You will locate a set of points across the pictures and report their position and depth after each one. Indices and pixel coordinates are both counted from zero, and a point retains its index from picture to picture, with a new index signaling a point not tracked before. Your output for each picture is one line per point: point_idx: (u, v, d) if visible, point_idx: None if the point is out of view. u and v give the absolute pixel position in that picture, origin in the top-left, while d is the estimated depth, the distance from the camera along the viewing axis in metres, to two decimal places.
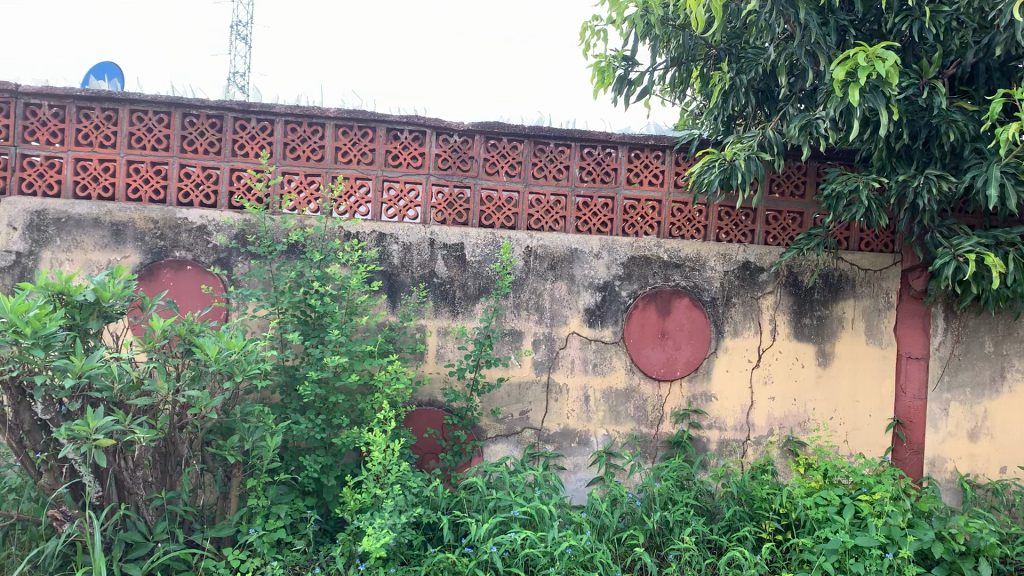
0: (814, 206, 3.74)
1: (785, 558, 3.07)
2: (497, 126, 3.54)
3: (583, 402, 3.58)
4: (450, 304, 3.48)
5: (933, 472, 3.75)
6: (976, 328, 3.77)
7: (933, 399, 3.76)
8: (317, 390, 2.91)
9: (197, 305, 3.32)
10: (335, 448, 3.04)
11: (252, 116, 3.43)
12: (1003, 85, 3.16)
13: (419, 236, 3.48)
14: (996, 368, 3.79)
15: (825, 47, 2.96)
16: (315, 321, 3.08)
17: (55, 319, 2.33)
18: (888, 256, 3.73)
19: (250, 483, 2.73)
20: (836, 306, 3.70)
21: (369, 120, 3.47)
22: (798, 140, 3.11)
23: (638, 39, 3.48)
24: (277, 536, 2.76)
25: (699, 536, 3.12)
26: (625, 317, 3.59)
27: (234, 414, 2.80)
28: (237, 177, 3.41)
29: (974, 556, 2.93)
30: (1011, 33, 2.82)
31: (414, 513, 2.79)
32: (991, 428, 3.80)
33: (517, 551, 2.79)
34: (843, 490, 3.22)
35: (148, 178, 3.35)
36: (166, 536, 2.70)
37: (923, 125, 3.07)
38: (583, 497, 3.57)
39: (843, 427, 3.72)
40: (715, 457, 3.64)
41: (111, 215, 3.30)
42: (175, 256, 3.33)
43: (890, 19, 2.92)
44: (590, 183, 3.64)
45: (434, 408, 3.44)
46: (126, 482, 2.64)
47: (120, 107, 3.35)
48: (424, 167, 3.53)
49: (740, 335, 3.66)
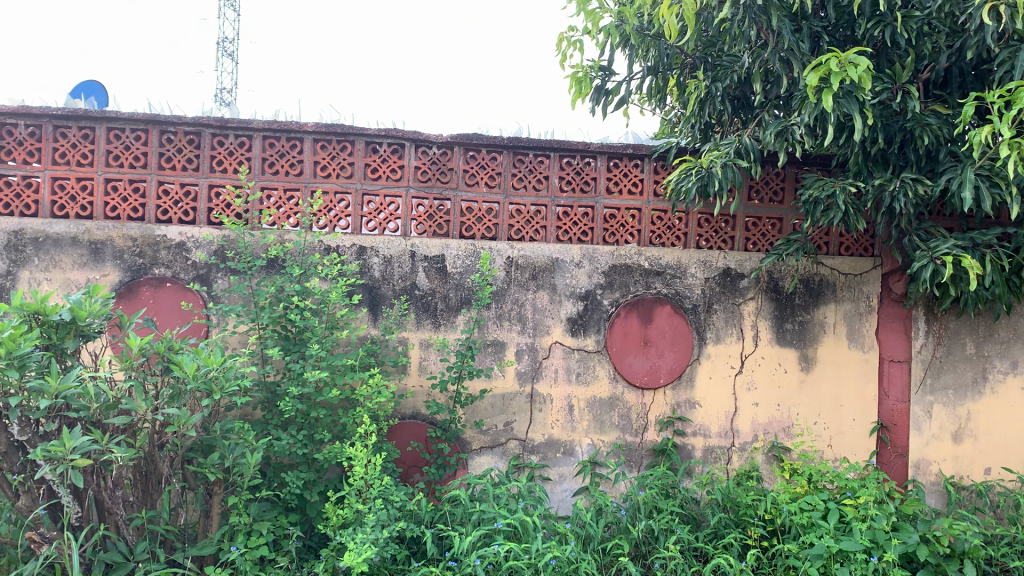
0: (793, 212, 3.75)
1: (771, 565, 3.05)
2: (476, 137, 3.55)
3: (568, 412, 3.57)
4: (432, 316, 3.47)
5: (918, 474, 3.75)
6: (957, 330, 3.79)
7: (916, 401, 3.76)
8: (299, 406, 2.91)
9: (178, 322, 3.29)
10: (317, 464, 3.03)
11: (230, 132, 3.43)
12: (977, 88, 3.18)
13: (399, 249, 3.47)
14: (978, 369, 3.80)
15: (799, 53, 2.99)
16: (296, 336, 3.05)
17: (30, 339, 2.32)
18: (868, 259, 3.75)
19: (231, 501, 2.73)
20: (818, 311, 3.71)
21: (348, 134, 3.48)
22: (774, 146, 3.13)
23: (614, 49, 3.50)
24: (259, 553, 2.76)
25: (685, 544, 3.10)
26: (608, 326, 3.58)
27: (215, 431, 2.78)
28: (215, 193, 3.41)
29: (959, 558, 2.96)
30: (983, 37, 2.84)
31: (396, 528, 2.77)
32: (974, 430, 3.80)
33: (500, 564, 2.76)
34: (828, 495, 3.22)
35: (126, 197, 3.34)
36: (147, 556, 2.67)
37: (897, 129, 3.08)
38: (568, 507, 3.55)
39: (826, 431, 3.73)
40: (700, 464, 3.64)
41: (89, 234, 3.28)
42: (155, 274, 3.30)
43: (861, 24, 2.93)
44: (570, 192, 3.64)
45: (417, 421, 3.42)
46: (105, 503, 2.63)
47: (97, 125, 3.35)
48: (404, 180, 3.53)
49: (722, 341, 3.66)
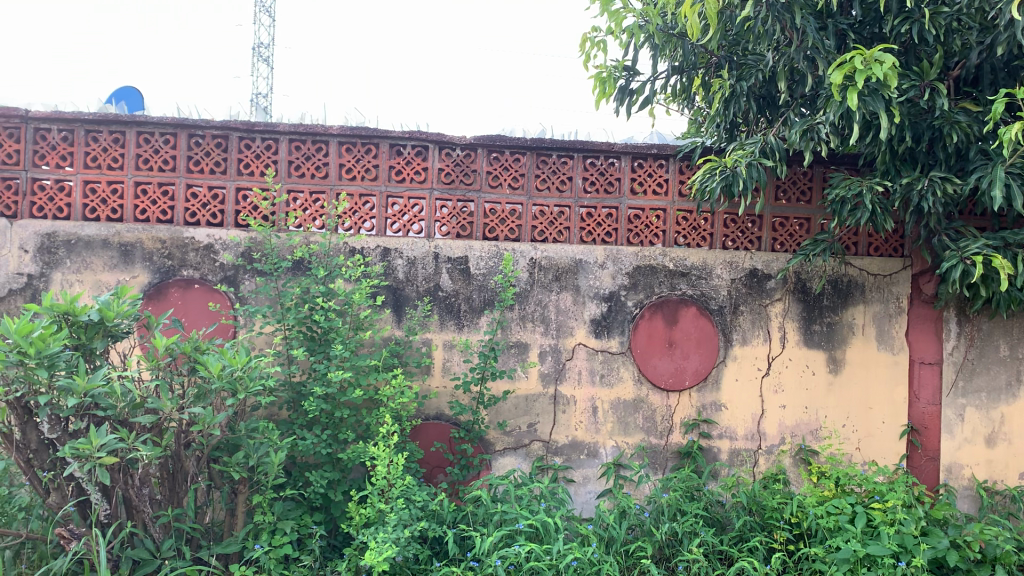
0: (821, 212, 3.71)
1: (797, 568, 3.01)
2: (500, 139, 3.56)
3: (592, 413, 3.56)
4: (456, 317, 3.48)
5: (950, 478, 3.68)
6: (990, 332, 3.71)
7: (947, 404, 3.69)
8: (323, 406, 2.93)
9: (205, 323, 3.33)
10: (342, 464, 3.05)
11: (257, 135, 3.47)
12: (1009, 85, 3.11)
13: (423, 251, 3.48)
14: (1012, 372, 3.72)
15: (824, 51, 2.96)
16: (320, 336, 3.08)
17: (60, 338, 2.35)
18: (897, 260, 3.69)
19: (256, 499, 2.77)
20: (846, 313, 3.66)
21: (372, 136, 3.51)
22: (799, 146, 3.09)
23: (637, 49, 3.49)
24: (283, 552, 2.78)
25: (709, 547, 3.06)
26: (632, 327, 3.57)
27: (240, 430, 2.81)
28: (242, 196, 3.45)
29: (990, 564, 2.91)
30: (1013, 33, 2.77)
31: (418, 528, 2.78)
32: (1008, 434, 3.72)
33: (521, 565, 2.75)
34: (856, 499, 3.17)
35: (155, 200, 3.40)
36: (173, 553, 2.71)
37: (926, 127, 3.03)
38: (592, 509, 3.54)
39: (855, 434, 3.67)
40: (726, 467, 3.61)
41: (119, 236, 3.34)
42: (183, 275, 3.35)
43: (888, 21, 2.89)
44: (594, 193, 3.64)
45: (441, 422, 3.44)
46: (133, 501, 2.67)
47: (128, 129, 3.41)
48: (428, 182, 3.55)
49: (748, 343, 3.62)
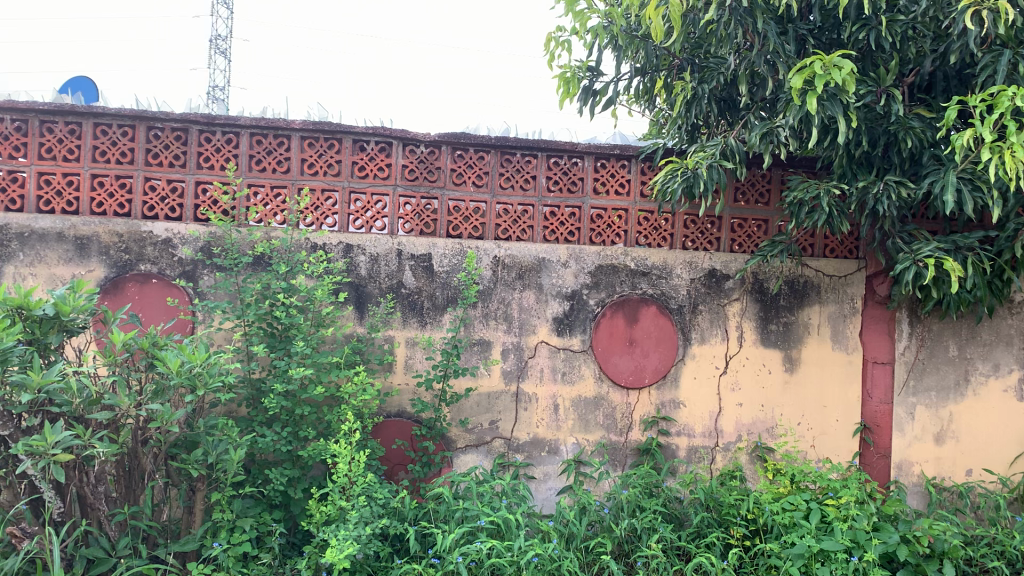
0: (778, 213, 3.77)
1: (753, 564, 3.07)
2: (464, 136, 3.56)
3: (553, 411, 3.58)
4: (418, 314, 3.47)
5: (900, 475, 3.78)
6: (940, 332, 3.81)
7: (899, 403, 3.79)
8: (283, 403, 2.90)
9: (163, 318, 3.29)
10: (301, 461, 3.02)
11: (217, 129, 3.43)
12: (961, 92, 3.20)
13: (386, 247, 3.47)
14: (960, 372, 3.83)
15: (784, 56, 3.01)
16: (281, 333, 3.04)
17: (13, 334, 2.31)
18: (852, 261, 3.77)
19: (215, 497, 2.74)
20: (802, 313, 3.73)
21: (335, 131, 3.48)
22: (759, 148, 3.15)
23: (602, 50, 3.51)
24: (242, 549, 2.75)
25: (668, 543, 3.10)
26: (593, 325, 3.60)
27: (198, 427, 2.78)
28: (202, 189, 3.41)
29: (938, 558, 2.99)
30: (966, 41, 2.85)
31: (380, 525, 2.77)
32: (956, 432, 3.83)
33: (483, 562, 2.76)
34: (810, 495, 3.24)
35: (112, 192, 3.34)
36: (129, 552, 2.68)
37: (882, 132, 3.10)
38: (552, 505, 3.58)
39: (809, 432, 3.75)
40: (684, 463, 3.66)
41: (75, 229, 3.27)
42: (141, 270, 3.30)
43: (847, 28, 2.96)
44: (557, 192, 3.66)
45: (402, 419, 3.43)
46: (87, 498, 2.62)
47: (84, 121, 3.34)
48: (392, 178, 3.54)
49: (707, 342, 3.68)
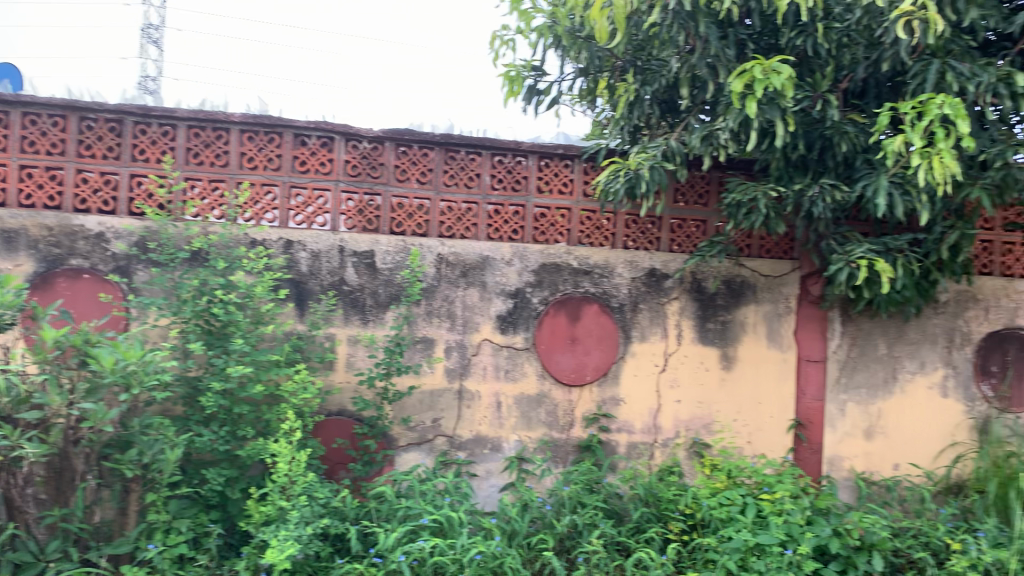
0: (717, 214, 3.84)
1: (691, 558, 3.14)
2: (408, 133, 3.54)
3: (496, 408, 3.59)
4: (360, 312, 3.44)
5: (831, 470, 3.90)
6: (870, 331, 3.92)
7: (830, 400, 3.90)
8: (221, 401, 2.85)
9: (95, 315, 3.19)
10: (240, 461, 2.97)
11: (153, 120, 3.34)
12: (892, 99, 3.30)
13: (327, 243, 3.43)
14: (889, 370, 3.93)
15: (724, 60, 3.07)
16: (218, 329, 2.95)
17: None
18: (787, 262, 3.86)
19: (150, 498, 2.68)
20: (738, 311, 3.81)
21: (276, 125, 3.43)
22: (699, 151, 3.22)
23: (546, 49, 3.54)
24: (177, 552, 2.74)
25: (608, 538, 3.16)
26: (536, 323, 3.61)
27: (133, 427, 2.71)
28: (137, 183, 3.32)
29: (868, 550, 3.08)
30: (897, 50, 2.95)
31: (321, 525, 2.74)
32: (886, 427, 3.94)
33: (425, 560, 2.76)
34: (746, 490, 3.32)
35: (42, 184, 3.23)
36: (59, 556, 2.62)
37: (817, 136, 3.19)
38: (495, 503, 3.59)
39: (745, 428, 3.84)
40: (624, 460, 3.70)
41: (2, 222, 3.16)
42: (72, 265, 3.20)
43: (785, 34, 3.03)
44: (500, 191, 3.67)
45: (343, 417, 3.40)
46: (15, 501, 2.57)
47: (12, 110, 3.23)
48: (334, 174, 3.50)
49: (648, 340, 3.73)
